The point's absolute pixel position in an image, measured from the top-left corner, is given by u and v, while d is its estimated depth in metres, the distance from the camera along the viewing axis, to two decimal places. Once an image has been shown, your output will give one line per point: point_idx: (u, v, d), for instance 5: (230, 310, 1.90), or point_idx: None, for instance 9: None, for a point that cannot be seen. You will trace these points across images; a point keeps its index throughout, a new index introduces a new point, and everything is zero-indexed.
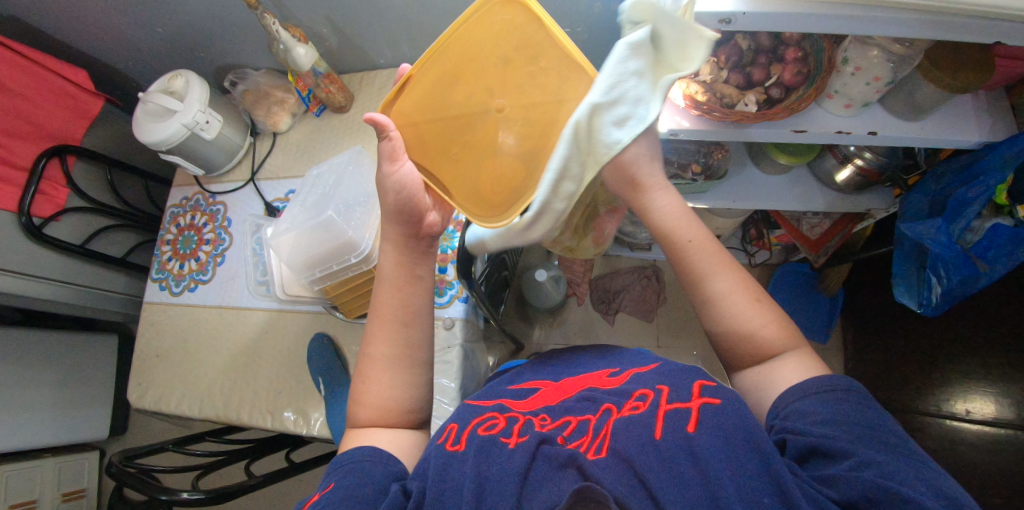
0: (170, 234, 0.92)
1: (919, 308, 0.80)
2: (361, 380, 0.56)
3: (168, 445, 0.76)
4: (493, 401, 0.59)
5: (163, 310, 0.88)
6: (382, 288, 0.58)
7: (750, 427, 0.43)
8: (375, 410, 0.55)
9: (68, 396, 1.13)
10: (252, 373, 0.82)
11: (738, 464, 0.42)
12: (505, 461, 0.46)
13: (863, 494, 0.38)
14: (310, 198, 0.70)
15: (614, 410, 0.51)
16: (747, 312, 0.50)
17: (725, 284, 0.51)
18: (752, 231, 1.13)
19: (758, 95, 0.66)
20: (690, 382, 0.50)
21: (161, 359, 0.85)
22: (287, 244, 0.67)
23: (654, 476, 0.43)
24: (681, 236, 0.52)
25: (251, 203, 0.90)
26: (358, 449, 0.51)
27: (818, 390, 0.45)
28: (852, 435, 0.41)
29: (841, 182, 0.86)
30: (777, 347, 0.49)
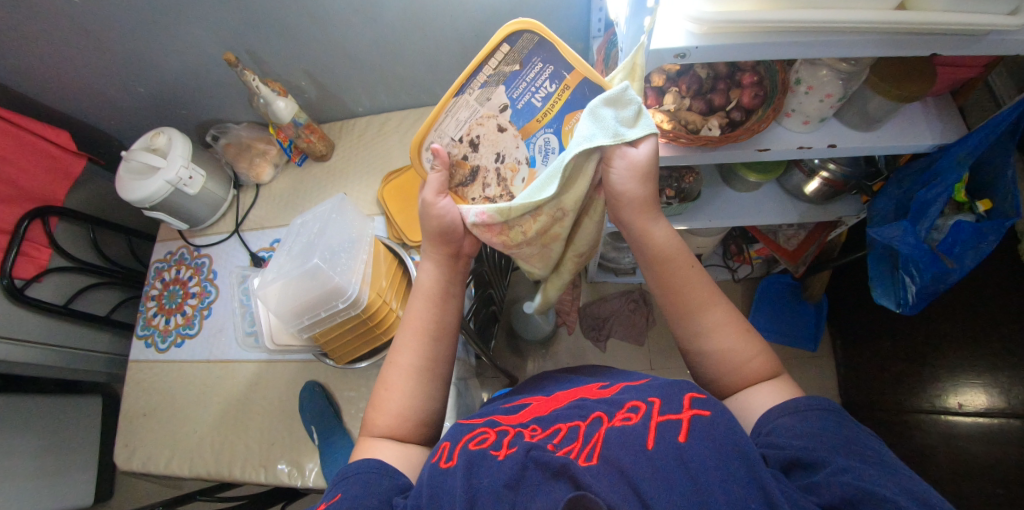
0: (156, 289, 0.91)
1: (900, 308, 0.81)
2: (383, 388, 0.59)
3: (158, 507, 0.74)
4: (485, 418, 0.60)
5: (149, 367, 0.86)
6: (417, 300, 0.61)
7: (740, 439, 0.46)
8: (395, 418, 0.56)
9: (53, 463, 1.10)
10: (243, 425, 0.81)
11: (729, 472, 0.44)
12: (493, 474, 0.47)
13: (842, 497, 0.41)
14: (297, 249, 0.71)
15: (605, 419, 0.52)
16: (737, 345, 0.55)
17: (715, 319, 0.57)
18: (733, 246, 1.15)
19: (720, 119, 0.69)
20: (682, 394, 0.51)
21: (148, 417, 0.83)
22: (274, 295, 0.67)
23: (647, 484, 0.44)
24: (677, 259, 0.58)
25: (236, 254, 0.91)
26: (362, 462, 0.52)
27: (787, 411, 0.50)
28: (826, 447, 0.45)
29: (810, 194, 0.89)
30: (760, 376, 0.54)
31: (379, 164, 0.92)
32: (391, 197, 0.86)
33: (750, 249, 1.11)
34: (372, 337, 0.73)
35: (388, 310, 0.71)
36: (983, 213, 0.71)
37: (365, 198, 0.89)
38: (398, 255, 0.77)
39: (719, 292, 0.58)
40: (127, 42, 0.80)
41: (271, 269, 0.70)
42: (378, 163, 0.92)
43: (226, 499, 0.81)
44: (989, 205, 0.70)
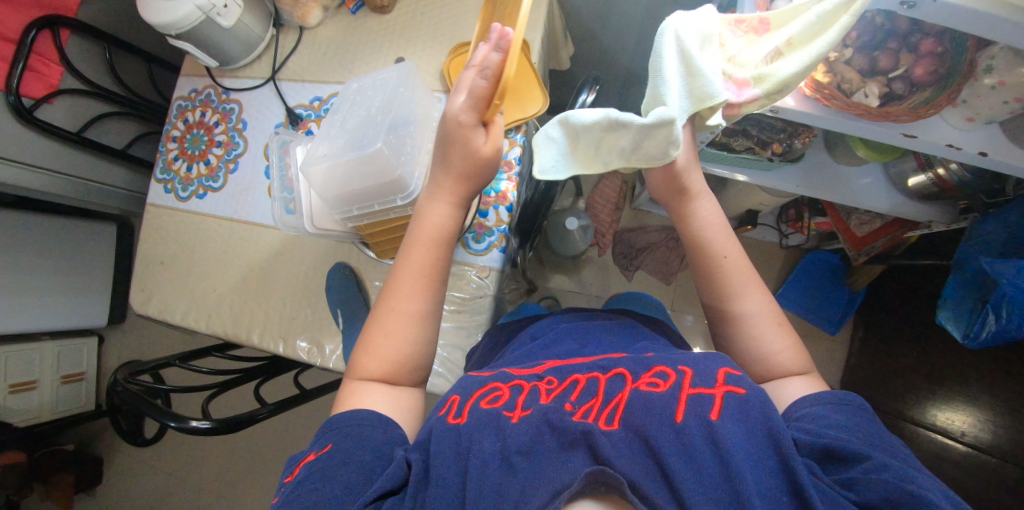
0: (177, 130, 0.82)
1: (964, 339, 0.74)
2: (378, 333, 0.55)
3: (174, 361, 0.74)
4: (495, 369, 0.57)
5: (169, 215, 0.81)
6: (422, 248, 0.56)
7: (774, 425, 0.43)
8: (391, 358, 0.55)
9: (68, 281, 1.11)
10: (264, 294, 0.76)
11: (758, 459, 0.42)
12: (514, 434, 0.46)
13: (884, 497, 0.39)
14: (352, 122, 0.57)
15: (628, 379, 0.49)
16: (771, 334, 0.54)
17: (754, 304, 0.56)
18: (791, 212, 1.06)
19: (880, 86, 0.59)
20: (718, 368, 0.48)
21: (166, 266, 0.80)
22: (321, 177, 0.54)
23: (673, 462, 0.42)
24: (711, 247, 0.58)
25: (271, 106, 0.80)
26: (355, 412, 0.52)
27: (830, 400, 0.48)
28: (857, 440, 0.44)
29: (911, 188, 0.80)
30: (791, 370, 0.53)
31: (446, 34, 0.77)
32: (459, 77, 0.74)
33: (811, 219, 1.02)
34: None
35: None
36: None
37: (426, 73, 0.76)
38: None
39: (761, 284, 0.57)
40: None
41: (320, 140, 0.57)
42: (448, 32, 0.77)
43: (242, 358, 0.81)
44: None
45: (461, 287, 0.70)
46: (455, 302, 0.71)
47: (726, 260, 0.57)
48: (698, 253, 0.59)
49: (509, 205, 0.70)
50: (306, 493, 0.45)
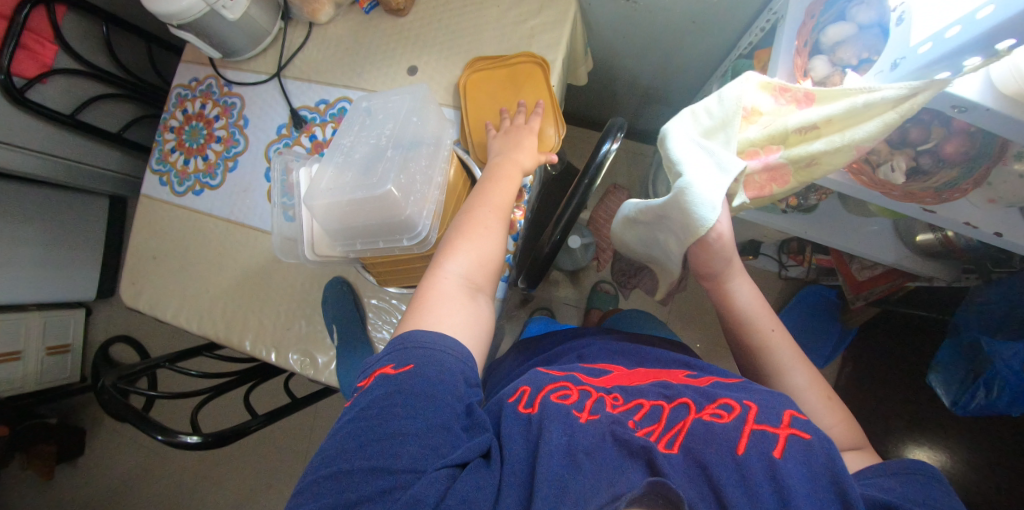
0: (176, 120, 0.79)
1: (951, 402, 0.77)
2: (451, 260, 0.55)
3: (165, 361, 0.73)
4: (567, 372, 0.58)
5: (163, 208, 0.78)
6: (504, 184, 0.59)
7: (840, 469, 0.42)
8: (475, 273, 0.55)
9: (57, 254, 1.09)
10: (257, 299, 0.74)
11: (819, 503, 0.41)
12: (584, 435, 0.46)
13: None
14: (359, 152, 0.54)
15: (691, 408, 0.49)
16: (821, 408, 0.56)
17: (801, 379, 0.57)
18: (794, 244, 1.06)
19: (906, 160, 0.58)
20: (782, 409, 0.48)
21: (158, 261, 0.78)
22: (325, 212, 0.51)
23: (733, 493, 0.42)
24: (759, 325, 0.60)
25: (273, 104, 0.76)
26: (429, 334, 0.50)
27: (887, 472, 0.47)
28: (922, 508, 0.43)
29: (918, 243, 0.79)
30: (845, 445, 0.54)
31: (466, 46, 0.73)
32: (475, 95, 0.70)
33: (813, 255, 1.02)
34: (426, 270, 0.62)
35: None
36: None
37: (440, 86, 0.73)
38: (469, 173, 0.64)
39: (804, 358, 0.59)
40: None
41: (324, 168, 0.53)
42: (466, 44, 0.73)
43: (234, 359, 0.80)
44: None
45: None
46: None
47: (766, 334, 0.60)
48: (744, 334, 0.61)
49: (516, 234, 0.69)
50: (371, 422, 0.45)
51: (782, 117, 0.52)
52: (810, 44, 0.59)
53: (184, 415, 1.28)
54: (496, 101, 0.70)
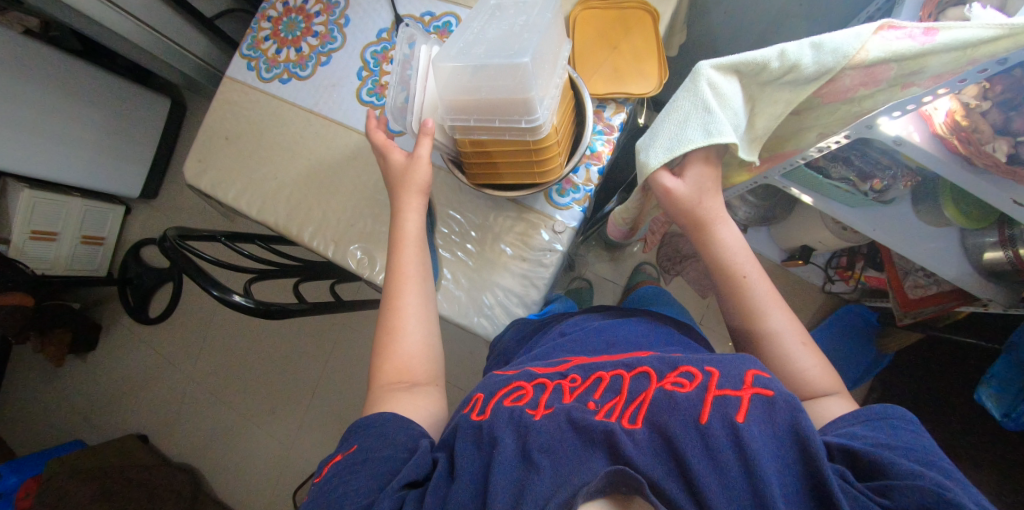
0: (274, 11, 0.79)
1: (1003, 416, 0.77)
2: (385, 334, 0.60)
3: (220, 238, 0.73)
4: (520, 369, 0.58)
5: (245, 92, 0.78)
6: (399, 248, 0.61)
7: (802, 427, 0.41)
8: (410, 354, 0.59)
9: (108, 142, 1.11)
10: (326, 193, 0.74)
11: (783, 463, 0.41)
12: (538, 428, 0.46)
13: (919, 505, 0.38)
14: (490, 33, 0.55)
15: (653, 378, 0.49)
16: (798, 351, 0.55)
17: (780, 322, 0.56)
18: (843, 259, 1.06)
19: (1011, 145, 0.56)
20: (744, 369, 0.46)
21: (229, 142, 0.77)
22: (452, 74, 0.54)
23: (698, 461, 0.41)
24: (733, 270, 0.58)
25: (378, 9, 0.76)
26: (380, 416, 0.53)
27: (858, 419, 0.47)
28: (893, 451, 0.42)
29: (985, 261, 0.79)
30: (819, 389, 0.53)
31: None
32: (582, 31, 0.71)
33: (863, 271, 1.02)
34: (522, 173, 0.61)
35: (554, 154, 0.58)
36: None
37: None
38: (577, 92, 0.63)
39: (782, 301, 0.58)
40: None
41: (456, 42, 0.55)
42: None
43: (284, 255, 0.79)
44: None
45: (532, 237, 0.68)
46: (520, 247, 0.68)
47: (741, 280, 0.58)
48: (724, 279, 0.59)
49: (601, 167, 0.68)
50: (334, 489, 0.47)
51: (895, 50, 0.48)
52: (932, 17, 0.59)
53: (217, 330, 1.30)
54: (602, 39, 0.71)
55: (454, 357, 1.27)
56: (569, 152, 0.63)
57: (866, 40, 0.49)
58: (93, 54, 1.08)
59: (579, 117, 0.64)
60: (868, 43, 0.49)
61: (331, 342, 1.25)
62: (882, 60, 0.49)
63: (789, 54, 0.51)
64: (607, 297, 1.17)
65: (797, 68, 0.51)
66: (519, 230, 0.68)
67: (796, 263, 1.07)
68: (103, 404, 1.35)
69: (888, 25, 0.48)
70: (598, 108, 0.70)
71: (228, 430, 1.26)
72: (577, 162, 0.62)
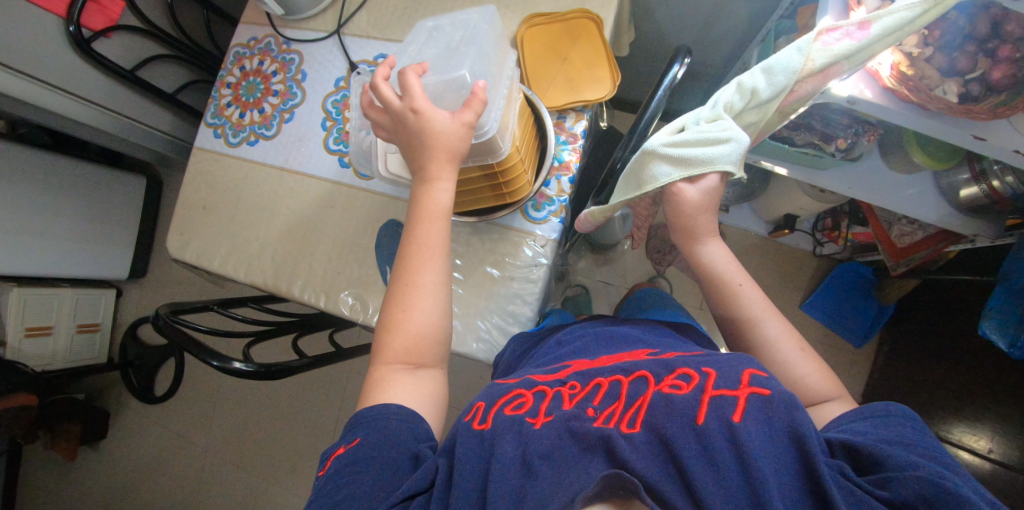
0: (232, 77, 0.81)
1: (1010, 349, 0.75)
2: (399, 309, 0.57)
3: (212, 306, 0.74)
4: (521, 376, 0.57)
5: (215, 160, 0.79)
6: (425, 224, 0.56)
7: (801, 424, 0.42)
8: (421, 333, 0.57)
9: (90, 229, 1.12)
10: (308, 246, 0.75)
11: (780, 462, 0.41)
12: (536, 439, 0.47)
13: (918, 493, 0.38)
14: (427, 54, 0.56)
15: (651, 382, 0.50)
16: (795, 358, 0.56)
17: (775, 331, 0.57)
18: (828, 220, 1.06)
19: (957, 86, 0.58)
20: (741, 369, 0.47)
21: (207, 211, 0.78)
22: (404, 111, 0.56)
23: (694, 463, 0.42)
24: (726, 281, 0.60)
25: (331, 59, 0.78)
26: (386, 405, 0.55)
27: (860, 416, 0.48)
28: (889, 442, 0.43)
29: (962, 200, 0.80)
30: (820, 394, 0.54)
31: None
32: (531, 48, 0.73)
33: (849, 229, 1.02)
34: (491, 195, 0.62)
35: (520, 172, 0.59)
36: None
37: None
38: (535, 109, 0.64)
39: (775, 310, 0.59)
40: None
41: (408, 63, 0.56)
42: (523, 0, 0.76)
43: (278, 312, 0.80)
44: None
45: (516, 255, 0.69)
46: (506, 268, 0.69)
47: (734, 290, 0.60)
48: (716, 290, 0.61)
49: (572, 176, 0.69)
50: (340, 487, 0.49)
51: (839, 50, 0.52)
52: None
53: (225, 396, 1.30)
54: (552, 51, 0.73)
55: (465, 383, 1.27)
56: (537, 166, 0.65)
57: (809, 49, 0.53)
58: (64, 145, 1.09)
59: (540, 130, 0.65)
60: (811, 54, 0.53)
61: (340, 389, 1.24)
62: (832, 62, 0.53)
63: (745, 85, 0.57)
64: (605, 297, 1.17)
65: (755, 91, 0.56)
66: (502, 250, 0.69)
67: (782, 233, 1.07)
68: (123, 489, 1.34)
69: (825, 30, 0.52)
70: (558, 119, 0.71)
71: (251, 496, 1.24)
72: (546, 175, 0.63)
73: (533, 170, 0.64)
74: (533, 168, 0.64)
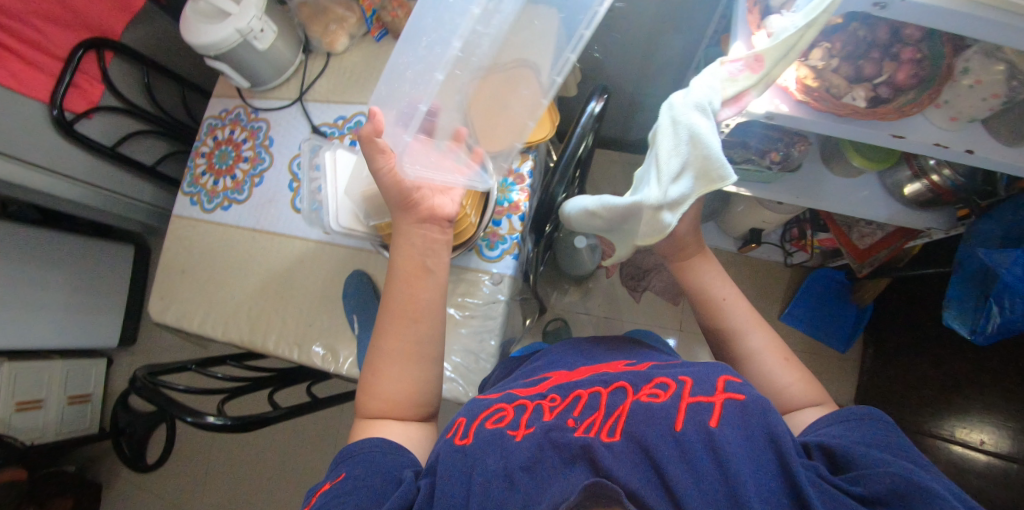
0: (206, 147, 0.87)
1: (971, 334, 0.74)
2: (375, 373, 0.60)
3: (191, 367, 0.76)
4: (501, 391, 0.60)
5: (192, 226, 0.84)
6: (408, 281, 0.62)
7: (775, 426, 0.44)
8: (397, 393, 0.60)
9: (80, 301, 1.16)
10: (281, 301, 0.79)
11: (759, 463, 0.42)
12: (514, 452, 0.49)
13: (888, 488, 0.40)
14: None
15: (629, 391, 0.51)
16: (779, 369, 0.57)
17: (758, 342, 0.59)
18: (795, 230, 1.08)
19: (867, 91, 0.62)
20: (717, 377, 0.50)
21: (186, 274, 0.82)
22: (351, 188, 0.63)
23: (673, 468, 0.44)
24: (715, 298, 0.62)
25: (296, 124, 0.85)
26: (368, 441, 0.57)
27: (835, 421, 0.50)
28: (859, 444, 0.45)
29: (908, 196, 0.83)
30: (804, 401, 0.56)
31: None
32: None
33: (814, 236, 1.04)
34: None
35: (461, 216, 0.65)
36: None
37: None
38: None
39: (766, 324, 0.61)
40: None
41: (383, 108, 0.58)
42: None
43: (256, 368, 0.82)
44: None
45: (475, 293, 0.72)
46: (468, 307, 0.72)
47: (721, 304, 0.62)
48: (706, 306, 0.63)
49: (521, 214, 0.73)
50: None
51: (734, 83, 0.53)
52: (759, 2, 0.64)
53: (216, 460, 1.29)
54: None
55: None
56: (481, 208, 0.69)
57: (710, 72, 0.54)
58: (53, 220, 1.12)
59: None
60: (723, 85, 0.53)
61: (330, 442, 1.24)
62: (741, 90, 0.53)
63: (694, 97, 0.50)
64: (585, 326, 1.18)
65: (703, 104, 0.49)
66: (461, 291, 0.72)
67: (750, 248, 1.09)
68: None
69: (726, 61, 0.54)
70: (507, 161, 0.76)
71: None
72: (488, 217, 0.68)
73: (478, 212, 0.68)
74: (478, 210, 0.68)
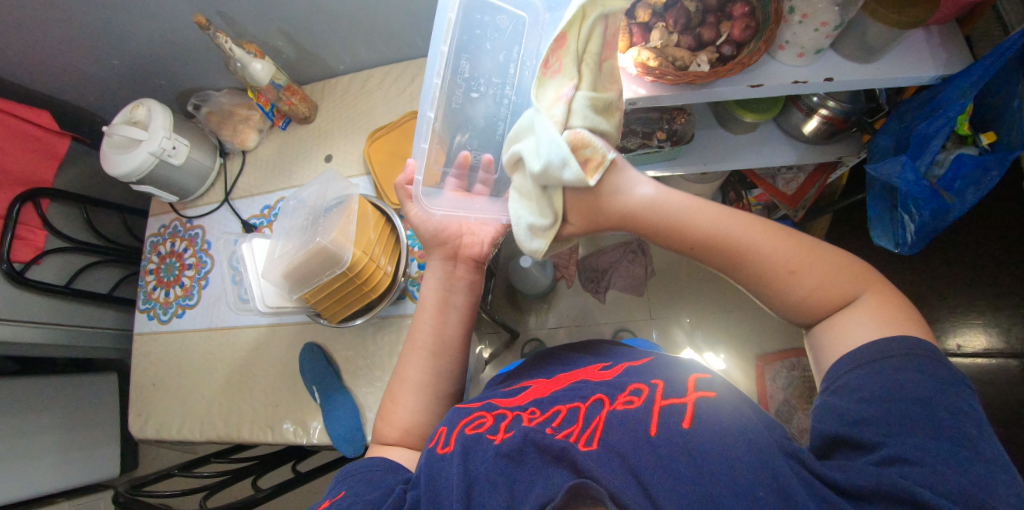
0: (153, 263, 0.92)
1: (897, 247, 0.80)
2: (390, 402, 0.60)
3: (175, 471, 0.79)
4: (482, 402, 0.57)
5: (154, 339, 0.89)
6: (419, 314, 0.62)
7: (749, 430, 0.41)
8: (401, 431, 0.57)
9: (78, 436, 1.21)
10: (247, 389, 0.82)
11: (731, 454, 0.39)
12: (490, 460, 0.45)
13: (873, 485, 0.36)
14: (296, 227, 0.70)
15: (606, 402, 0.48)
16: (808, 273, 0.44)
17: (767, 252, 0.45)
18: (732, 194, 1.10)
19: (710, 54, 0.66)
20: (686, 380, 0.48)
21: (157, 387, 0.86)
22: (275, 273, 0.67)
23: (649, 471, 0.41)
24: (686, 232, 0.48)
25: (228, 222, 0.90)
26: (366, 461, 0.53)
27: (859, 362, 0.40)
28: (892, 422, 0.37)
29: (808, 134, 0.83)
30: (838, 302, 0.44)
31: (363, 123, 0.89)
32: (376, 157, 0.84)
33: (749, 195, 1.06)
34: (360, 296, 0.71)
35: (374, 267, 0.69)
36: (987, 147, 0.67)
37: (351, 158, 0.87)
38: (385, 214, 0.74)
39: (762, 224, 0.46)
40: (94, 12, 0.78)
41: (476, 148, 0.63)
42: (366, 121, 0.89)
43: (240, 460, 0.84)
44: (993, 138, 0.66)
45: None
46: None
47: (695, 251, 0.48)
48: (674, 242, 0.49)
49: None
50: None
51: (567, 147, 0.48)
52: None
53: None
54: (395, 154, 0.83)
55: None
56: (397, 257, 0.75)
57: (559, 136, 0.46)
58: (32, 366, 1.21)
59: (394, 228, 0.75)
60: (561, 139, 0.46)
61: None
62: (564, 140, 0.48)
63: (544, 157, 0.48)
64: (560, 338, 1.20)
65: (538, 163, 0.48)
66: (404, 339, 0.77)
67: None
68: None
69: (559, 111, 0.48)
70: None
71: None
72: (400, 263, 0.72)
73: (392, 260, 0.73)
74: (392, 259, 0.73)
